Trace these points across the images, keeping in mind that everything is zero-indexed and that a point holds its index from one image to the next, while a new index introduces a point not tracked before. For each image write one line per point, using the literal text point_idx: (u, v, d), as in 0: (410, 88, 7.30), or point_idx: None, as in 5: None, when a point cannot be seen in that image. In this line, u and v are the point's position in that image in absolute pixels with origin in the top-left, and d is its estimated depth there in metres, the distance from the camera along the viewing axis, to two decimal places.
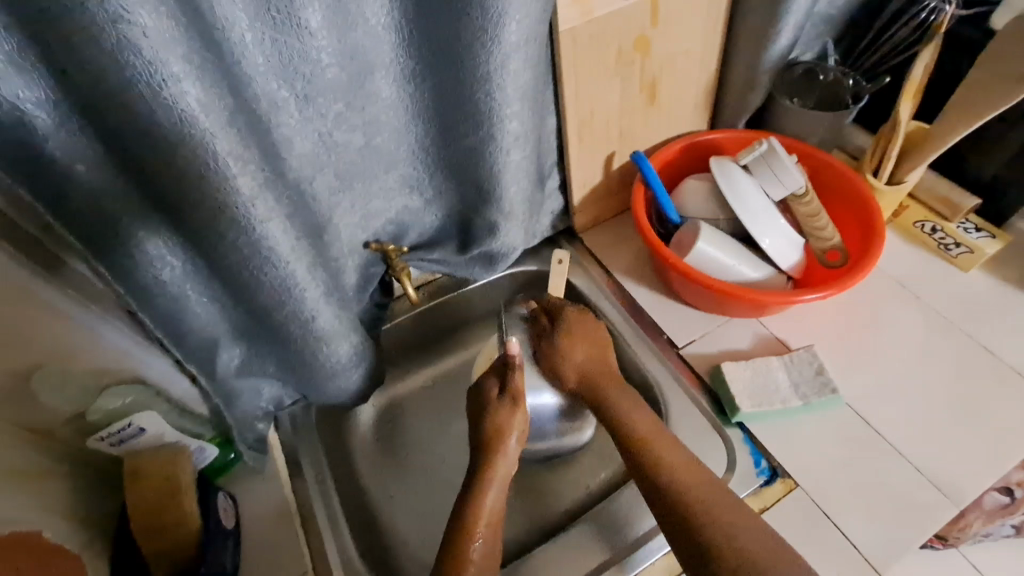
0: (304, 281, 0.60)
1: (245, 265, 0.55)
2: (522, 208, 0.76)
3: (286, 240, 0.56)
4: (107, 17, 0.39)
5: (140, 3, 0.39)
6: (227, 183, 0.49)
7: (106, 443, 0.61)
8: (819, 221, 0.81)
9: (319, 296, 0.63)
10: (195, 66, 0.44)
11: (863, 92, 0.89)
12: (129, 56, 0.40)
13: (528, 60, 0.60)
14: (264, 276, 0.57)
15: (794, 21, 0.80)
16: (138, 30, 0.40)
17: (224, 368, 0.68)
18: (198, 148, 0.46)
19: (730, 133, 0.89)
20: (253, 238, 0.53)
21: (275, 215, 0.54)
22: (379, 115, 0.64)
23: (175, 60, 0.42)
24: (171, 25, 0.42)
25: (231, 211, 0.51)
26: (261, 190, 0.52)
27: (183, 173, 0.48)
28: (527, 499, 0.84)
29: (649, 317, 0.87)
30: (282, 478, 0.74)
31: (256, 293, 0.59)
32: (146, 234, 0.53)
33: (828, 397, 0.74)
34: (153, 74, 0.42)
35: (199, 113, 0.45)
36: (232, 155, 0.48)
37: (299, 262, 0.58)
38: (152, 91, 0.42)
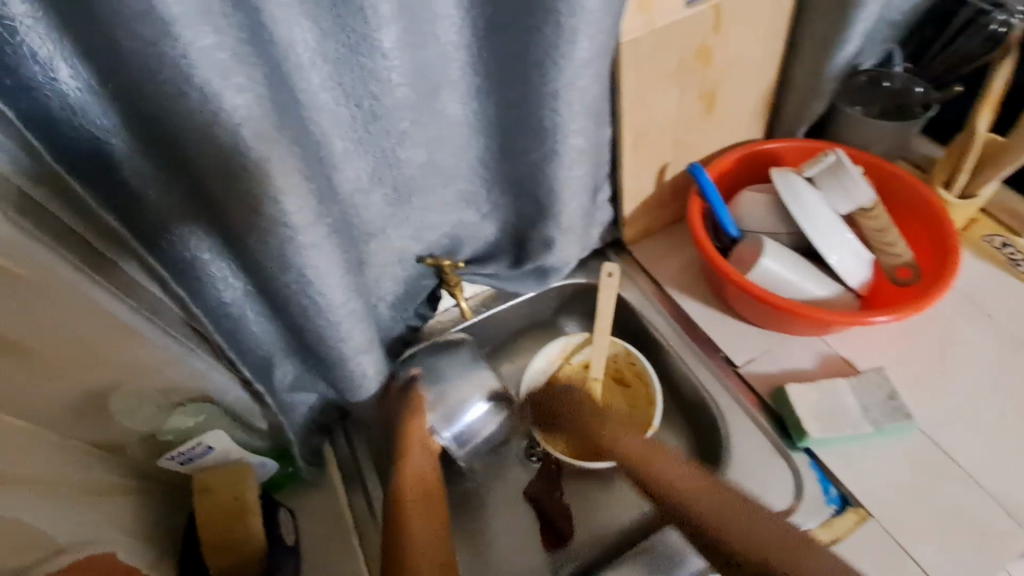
0: (347, 302, 0.58)
1: (292, 291, 0.54)
2: (579, 223, 0.74)
3: (333, 263, 0.55)
4: (175, 50, 0.39)
5: (207, 33, 0.39)
6: (277, 205, 0.48)
7: (175, 461, 0.60)
8: (890, 236, 0.77)
9: (360, 317, 0.61)
10: (260, 95, 0.43)
11: (933, 102, 0.84)
12: (204, 87, 0.41)
13: (596, 74, 0.59)
14: (310, 300, 0.56)
15: (864, 27, 0.77)
16: (204, 62, 0.40)
17: (279, 382, 0.67)
18: (257, 173, 0.46)
19: (789, 143, 0.86)
20: (301, 264, 0.52)
21: (324, 239, 0.52)
22: (443, 132, 0.63)
23: (238, 90, 0.42)
24: (238, 53, 0.42)
25: (274, 241, 0.50)
26: (316, 212, 0.51)
27: (244, 197, 0.47)
28: (582, 516, 0.82)
29: (704, 333, 0.85)
30: (336, 493, 0.74)
31: (299, 316, 0.58)
32: (204, 251, 0.53)
33: (903, 422, 0.71)
34: (223, 106, 0.42)
35: (256, 140, 0.44)
36: (284, 182, 0.47)
37: (342, 285, 0.57)
38: (217, 121, 0.42)
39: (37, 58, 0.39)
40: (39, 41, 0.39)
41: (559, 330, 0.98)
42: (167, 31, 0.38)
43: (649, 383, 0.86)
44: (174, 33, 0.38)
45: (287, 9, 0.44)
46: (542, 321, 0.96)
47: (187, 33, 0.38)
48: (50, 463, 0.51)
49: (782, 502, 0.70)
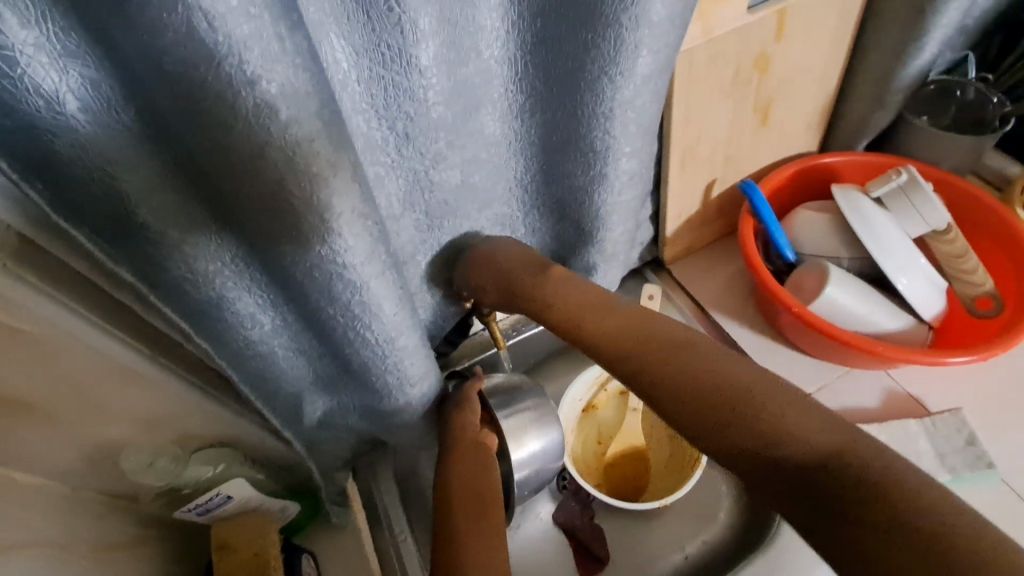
0: (405, 332, 0.54)
1: (345, 322, 0.50)
2: (624, 248, 0.70)
3: (391, 294, 0.51)
4: (244, 78, 0.34)
5: (277, 58, 0.34)
6: (338, 238, 0.43)
7: (193, 513, 0.56)
8: (967, 262, 0.71)
9: (418, 346, 0.56)
10: (328, 124, 0.39)
11: (1010, 114, 0.76)
12: (265, 120, 0.36)
13: (656, 93, 0.55)
14: (367, 332, 0.51)
15: (941, 34, 0.70)
16: (269, 90, 0.35)
17: (307, 420, 0.61)
18: (317, 206, 0.41)
19: (850, 157, 0.79)
20: (363, 297, 0.48)
21: (384, 270, 0.49)
22: (482, 153, 0.58)
23: (308, 118, 0.38)
24: (308, 79, 0.37)
25: (330, 278, 0.46)
26: (376, 243, 0.46)
27: (286, 229, 0.42)
28: (622, 558, 0.76)
29: (754, 363, 0.78)
30: (361, 534, 0.69)
31: (351, 349, 0.53)
32: (232, 288, 0.47)
33: (982, 471, 0.65)
34: (291, 137, 0.37)
35: (331, 167, 0.40)
36: (346, 215, 0.43)
37: (400, 316, 0.53)
38: (287, 152, 0.38)
39: (40, 91, 0.33)
40: (42, 72, 0.32)
41: None
42: (222, 60, 0.33)
43: None
44: (232, 58, 0.33)
45: (319, 26, 0.40)
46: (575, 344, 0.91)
47: (256, 60, 0.34)
48: (61, 524, 0.47)
49: None
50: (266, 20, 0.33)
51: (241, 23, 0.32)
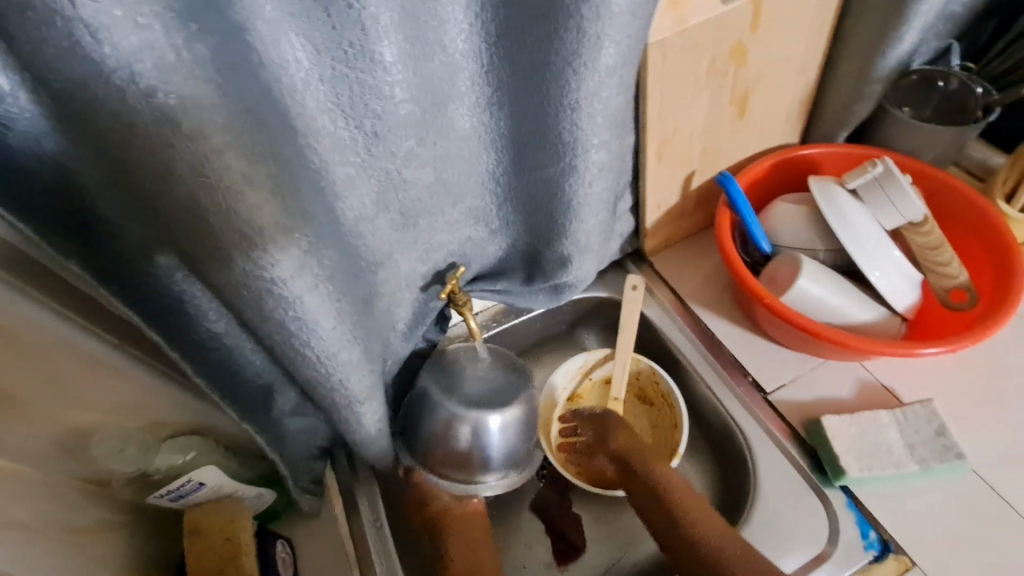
0: (344, 347, 0.55)
1: (282, 339, 0.50)
2: (597, 240, 0.70)
3: (328, 310, 0.51)
4: (139, 91, 0.35)
5: (172, 68, 0.35)
6: (269, 257, 0.44)
7: (166, 498, 0.57)
8: (942, 254, 0.71)
9: (359, 361, 0.58)
10: (238, 135, 0.39)
11: (994, 105, 0.75)
12: (169, 134, 0.37)
13: (622, 84, 0.56)
14: (306, 349, 0.52)
15: (919, 23, 0.69)
16: (176, 100, 0.36)
17: (279, 411, 0.62)
18: (246, 216, 0.41)
19: (829, 149, 0.79)
20: (299, 313, 0.48)
21: (319, 283, 0.49)
22: (452, 148, 0.59)
23: (216, 129, 0.38)
24: (212, 90, 0.37)
25: (260, 295, 0.46)
26: (306, 258, 0.47)
27: (216, 230, 0.42)
28: (598, 546, 0.77)
29: (730, 354, 0.78)
30: (338, 520, 0.71)
31: (293, 366, 0.54)
32: (184, 280, 0.48)
33: (952, 462, 0.65)
34: (198, 153, 0.38)
35: (251, 175, 0.41)
36: (276, 227, 0.43)
37: (337, 333, 0.53)
38: (195, 167, 0.38)
39: None
40: None
41: (576, 343, 0.93)
42: (112, 73, 0.34)
43: (674, 404, 0.80)
44: (122, 72, 0.34)
45: (275, 24, 0.40)
46: (555, 335, 0.91)
47: (150, 72, 0.34)
48: (37, 508, 0.49)
49: (813, 547, 0.64)
50: (155, 33, 0.34)
51: (128, 36, 0.33)
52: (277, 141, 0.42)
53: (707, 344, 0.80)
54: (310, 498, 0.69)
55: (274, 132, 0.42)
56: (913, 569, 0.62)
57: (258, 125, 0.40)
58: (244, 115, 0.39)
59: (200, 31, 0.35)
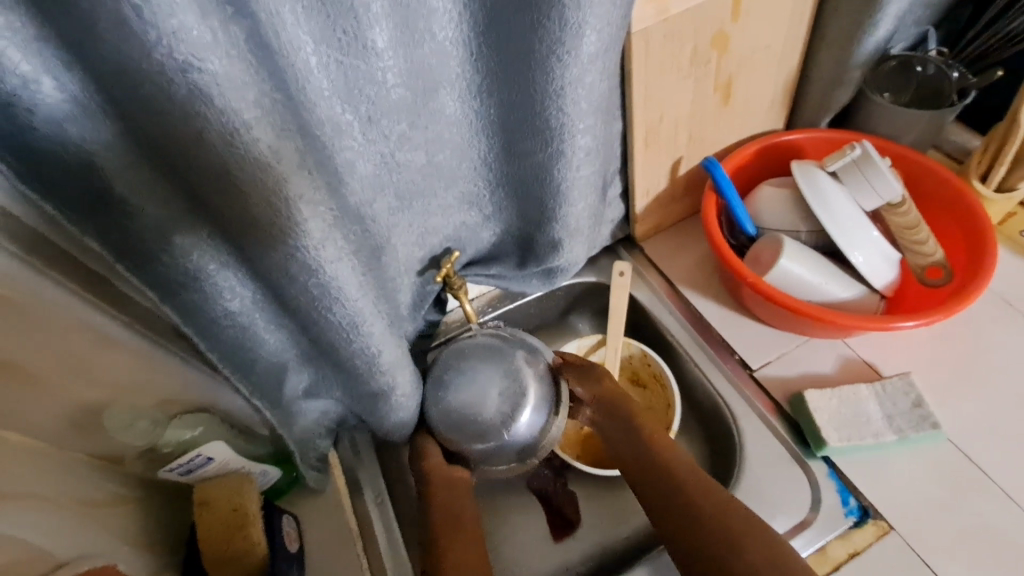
0: (370, 317, 0.59)
1: (310, 302, 0.55)
2: (587, 223, 0.73)
3: (352, 281, 0.55)
4: (177, 66, 0.38)
5: (209, 48, 0.38)
6: (300, 224, 0.48)
7: (176, 472, 0.61)
8: (919, 234, 0.73)
9: (384, 331, 0.62)
10: (268, 112, 0.43)
11: (970, 88, 0.78)
12: (202, 106, 0.40)
13: (604, 70, 0.58)
14: (332, 315, 0.56)
15: (895, 10, 0.72)
16: (211, 76, 0.39)
17: (292, 391, 0.67)
18: (276, 185, 0.46)
19: (813, 134, 0.82)
20: (322, 280, 0.53)
21: (343, 254, 0.53)
22: (443, 133, 0.61)
23: (248, 108, 0.42)
24: (242, 69, 0.41)
25: (299, 256, 0.50)
26: (330, 230, 0.51)
27: (248, 209, 0.46)
28: (593, 519, 0.80)
29: (718, 334, 0.81)
30: (342, 497, 0.74)
31: (321, 330, 0.58)
32: (200, 261, 0.50)
33: (928, 431, 0.67)
34: (228, 124, 0.41)
35: (278, 151, 0.44)
36: (303, 198, 0.47)
37: (364, 302, 0.58)
38: (226, 140, 0.42)
39: (17, 72, 0.36)
40: (15, 55, 0.36)
41: (571, 328, 0.96)
42: (153, 49, 0.37)
43: (666, 384, 0.82)
44: (163, 48, 0.37)
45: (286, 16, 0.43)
46: (550, 320, 0.94)
47: (187, 49, 0.37)
48: (50, 480, 0.51)
49: (796, 515, 0.67)
50: (194, 16, 0.37)
51: (170, 16, 0.36)
52: (293, 120, 0.46)
53: (696, 325, 0.83)
54: (316, 475, 0.72)
55: (297, 113, 0.46)
56: (891, 533, 0.65)
57: (286, 105, 0.45)
58: (274, 94, 0.44)
59: (234, 14, 0.40)
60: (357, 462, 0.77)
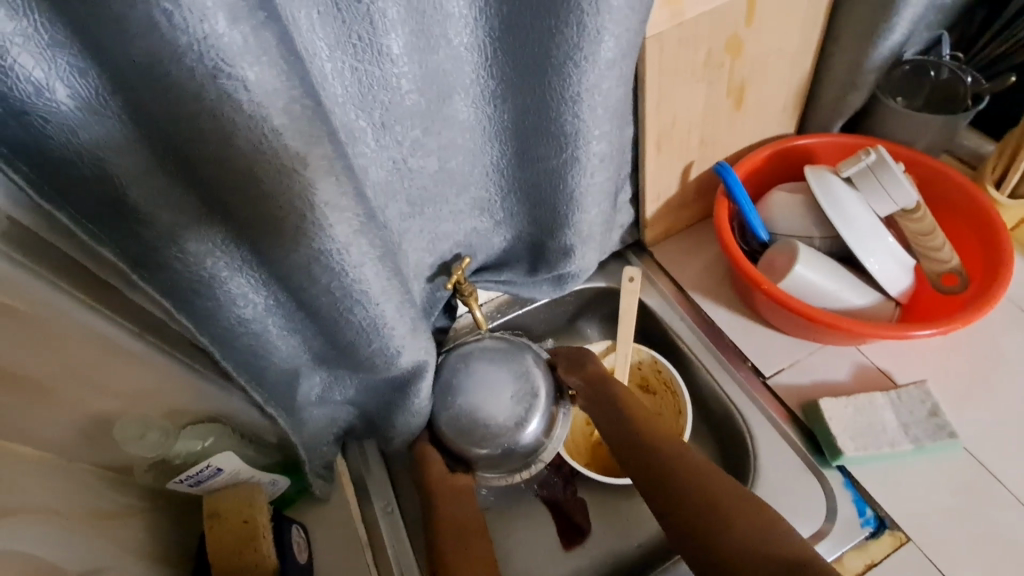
0: (394, 320, 0.59)
1: (332, 304, 0.55)
2: (599, 229, 0.72)
3: (378, 283, 0.55)
4: (207, 71, 0.38)
5: (241, 55, 0.38)
6: (322, 226, 0.48)
7: (185, 484, 0.59)
8: (934, 240, 0.73)
9: (409, 333, 0.61)
10: (297, 117, 0.42)
11: (984, 93, 0.77)
12: (236, 113, 0.40)
13: (621, 76, 0.57)
14: (354, 317, 0.56)
15: (910, 14, 0.71)
16: (241, 82, 0.39)
17: (305, 396, 0.66)
18: (303, 189, 0.45)
19: (826, 139, 0.81)
20: (345, 282, 0.53)
21: (368, 259, 0.53)
22: (456, 138, 0.61)
23: (276, 111, 0.41)
24: (274, 75, 0.40)
25: (325, 258, 0.50)
26: (356, 234, 0.51)
27: (272, 211, 0.46)
28: (603, 528, 0.79)
29: (730, 341, 0.80)
30: (351, 506, 0.73)
31: (342, 331, 0.58)
32: (213, 267, 0.49)
33: (945, 440, 0.67)
34: (263, 128, 0.41)
35: (305, 155, 0.44)
36: (330, 204, 0.47)
37: (389, 306, 0.57)
38: (254, 144, 0.42)
39: (31, 79, 0.35)
40: (29, 62, 0.35)
41: (579, 333, 0.95)
42: (184, 54, 0.37)
43: (677, 391, 0.81)
44: (194, 52, 0.37)
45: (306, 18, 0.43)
46: (559, 325, 0.93)
47: (219, 54, 0.37)
48: (55, 493, 0.50)
49: (811, 525, 0.66)
50: (222, 22, 0.36)
51: (201, 21, 0.36)
52: (323, 125, 0.44)
53: (708, 332, 0.82)
54: (322, 483, 0.71)
55: (327, 117, 0.45)
56: (908, 544, 0.64)
57: (316, 113, 0.44)
58: (304, 100, 0.42)
59: (266, 19, 0.39)
60: (366, 470, 0.76)
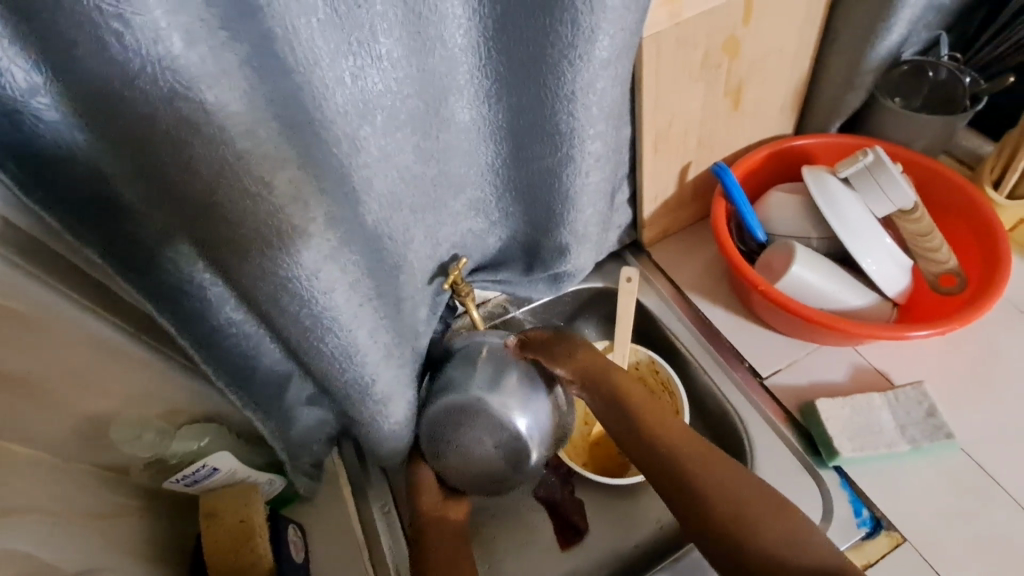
0: (365, 347, 0.57)
1: (301, 333, 0.53)
2: (595, 230, 0.72)
3: (350, 310, 0.54)
4: (163, 93, 0.37)
5: (202, 73, 0.37)
6: (295, 248, 0.46)
7: (181, 483, 0.59)
8: (932, 240, 0.73)
9: (380, 360, 0.60)
10: (269, 135, 0.42)
11: (982, 94, 0.77)
12: (196, 131, 0.39)
13: (616, 77, 0.57)
14: (325, 345, 0.55)
15: (908, 15, 0.71)
16: (200, 105, 0.38)
17: (294, 399, 0.65)
18: (270, 216, 0.44)
19: (823, 139, 0.81)
20: (315, 311, 0.51)
21: (338, 285, 0.51)
22: (452, 140, 0.61)
23: (237, 131, 0.40)
24: (240, 93, 0.40)
25: (292, 286, 0.48)
26: (326, 259, 0.49)
27: (234, 226, 0.44)
28: (601, 529, 0.79)
29: (727, 341, 0.80)
30: (348, 506, 0.73)
31: (313, 359, 0.57)
32: (207, 269, 0.50)
33: (942, 441, 0.67)
34: (227, 147, 0.41)
35: (269, 178, 0.43)
36: (301, 229, 0.46)
37: (361, 332, 0.56)
38: (223, 162, 0.41)
39: None
40: (22, 64, 0.36)
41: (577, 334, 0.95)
42: (136, 75, 0.36)
43: (674, 392, 0.81)
44: (154, 71, 0.36)
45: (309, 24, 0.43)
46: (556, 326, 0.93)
47: (180, 75, 0.37)
48: (53, 493, 0.51)
49: None
50: (177, 42, 0.36)
51: (157, 42, 0.35)
52: (301, 146, 0.45)
53: (705, 332, 0.82)
54: (306, 482, 0.71)
55: (303, 133, 0.45)
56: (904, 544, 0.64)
57: (287, 128, 0.44)
58: (270, 123, 0.42)
59: (226, 40, 0.38)
60: (362, 471, 0.76)
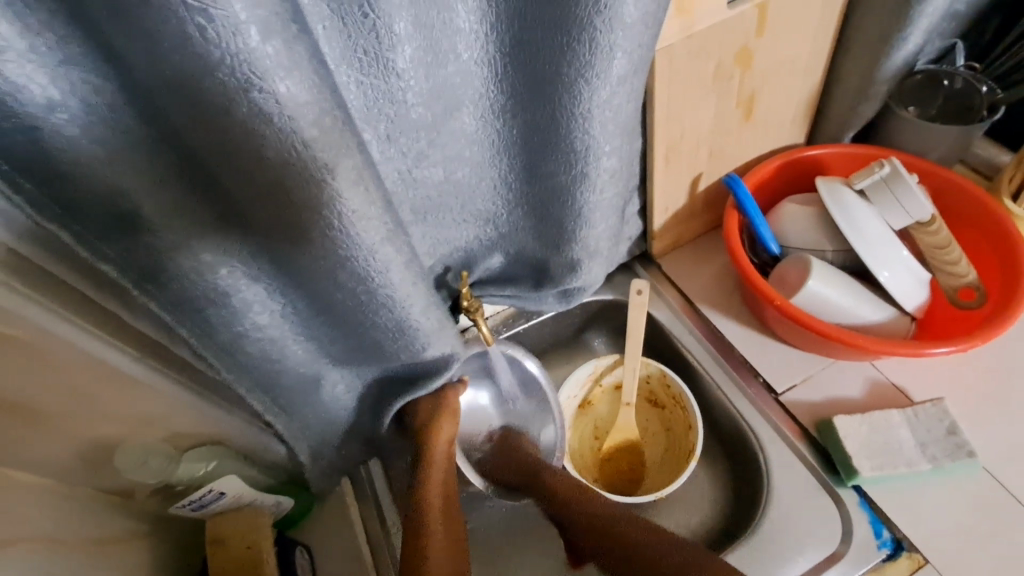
0: (419, 319, 0.57)
1: (360, 303, 0.53)
2: (606, 245, 0.71)
3: (405, 286, 0.54)
4: (238, 84, 0.36)
5: (277, 70, 0.37)
6: (350, 236, 0.47)
7: (188, 509, 0.59)
8: (951, 253, 0.71)
9: (438, 327, 0.60)
10: (326, 132, 0.41)
11: (1000, 103, 0.76)
12: (259, 122, 0.38)
13: (632, 91, 0.56)
14: (380, 318, 0.55)
15: (924, 24, 0.70)
16: (271, 96, 0.37)
17: (327, 396, 0.64)
18: (330, 200, 0.44)
19: (836, 149, 0.80)
20: (371, 287, 0.52)
21: (395, 263, 0.52)
22: (462, 151, 0.60)
23: (307, 125, 0.40)
24: (309, 87, 0.39)
25: (352, 264, 0.50)
26: (384, 241, 0.50)
27: (297, 220, 0.45)
28: None
29: (739, 356, 0.79)
30: (356, 524, 0.72)
31: (368, 329, 0.57)
32: (226, 277, 0.48)
33: (963, 460, 0.65)
34: (281, 147, 0.40)
35: (334, 165, 0.43)
36: (358, 213, 0.46)
37: (416, 303, 0.56)
38: (248, 169, 0.41)
39: (35, 103, 0.35)
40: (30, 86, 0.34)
41: (585, 347, 0.94)
42: (216, 68, 0.35)
43: (686, 407, 0.80)
44: (225, 67, 0.35)
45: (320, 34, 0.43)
46: (565, 339, 0.92)
47: (253, 68, 0.36)
48: (57, 520, 0.50)
49: (828, 546, 0.65)
50: (255, 36, 0.35)
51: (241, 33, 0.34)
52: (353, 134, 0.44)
53: (716, 346, 0.80)
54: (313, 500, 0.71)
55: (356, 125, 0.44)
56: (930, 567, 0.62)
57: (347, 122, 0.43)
58: (335, 112, 0.41)
59: (299, 31, 0.37)
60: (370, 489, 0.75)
